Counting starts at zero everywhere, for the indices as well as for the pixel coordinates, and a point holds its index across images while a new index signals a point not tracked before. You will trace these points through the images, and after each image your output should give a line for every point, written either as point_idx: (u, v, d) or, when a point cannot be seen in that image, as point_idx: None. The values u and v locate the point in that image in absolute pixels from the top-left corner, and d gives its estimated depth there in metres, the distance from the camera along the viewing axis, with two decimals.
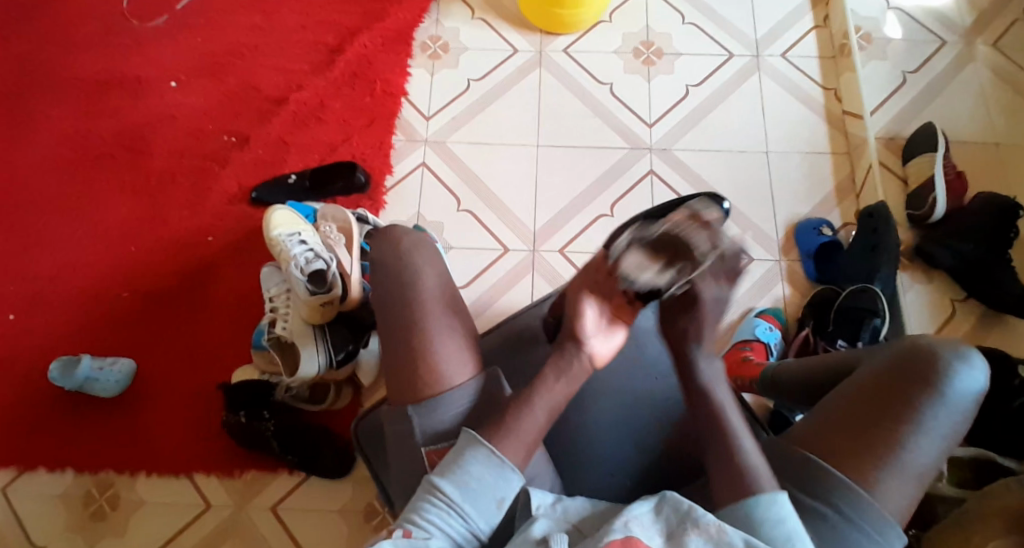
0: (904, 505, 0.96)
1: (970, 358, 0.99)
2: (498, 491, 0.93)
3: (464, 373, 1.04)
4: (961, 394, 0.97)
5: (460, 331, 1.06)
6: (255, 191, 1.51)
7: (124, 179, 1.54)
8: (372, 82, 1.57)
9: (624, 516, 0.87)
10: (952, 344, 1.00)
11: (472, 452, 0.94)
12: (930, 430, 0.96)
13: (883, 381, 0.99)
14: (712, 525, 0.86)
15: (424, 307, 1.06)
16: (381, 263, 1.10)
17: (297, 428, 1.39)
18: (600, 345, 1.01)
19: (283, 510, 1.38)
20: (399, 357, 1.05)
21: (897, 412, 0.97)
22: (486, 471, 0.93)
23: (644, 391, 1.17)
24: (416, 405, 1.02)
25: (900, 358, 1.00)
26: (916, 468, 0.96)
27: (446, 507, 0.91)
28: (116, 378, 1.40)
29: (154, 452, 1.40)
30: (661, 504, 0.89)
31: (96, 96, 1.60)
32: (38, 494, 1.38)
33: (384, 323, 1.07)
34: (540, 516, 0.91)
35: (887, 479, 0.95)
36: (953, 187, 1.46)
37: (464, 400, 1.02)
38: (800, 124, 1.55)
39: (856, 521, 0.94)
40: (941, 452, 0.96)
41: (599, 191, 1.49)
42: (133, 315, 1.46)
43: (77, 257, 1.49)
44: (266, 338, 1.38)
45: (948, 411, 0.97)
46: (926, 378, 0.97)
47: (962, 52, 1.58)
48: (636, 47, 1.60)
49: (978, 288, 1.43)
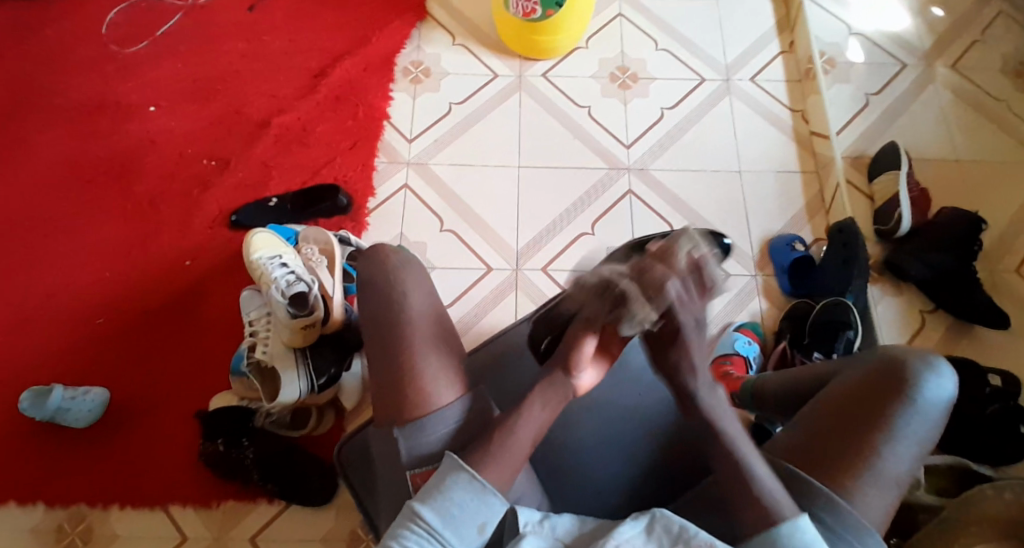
0: (883, 513, 0.97)
1: (938, 369, 1.02)
2: (480, 516, 0.92)
3: (451, 394, 1.03)
4: (932, 402, 1.00)
5: (447, 352, 1.06)
6: (237, 214, 1.49)
7: (98, 204, 1.51)
8: (355, 106, 1.58)
9: (616, 538, 0.89)
10: (920, 354, 1.03)
11: (454, 477, 0.94)
12: (904, 438, 0.99)
13: (858, 393, 1.02)
14: (704, 544, 0.89)
15: (414, 325, 1.06)
16: (370, 282, 1.10)
17: (274, 454, 1.35)
18: (586, 377, 0.99)
19: (263, 539, 1.34)
20: (385, 377, 1.04)
21: (873, 423, 0.99)
22: (468, 496, 0.93)
23: (630, 404, 1.16)
24: (402, 427, 1.01)
25: (872, 370, 1.03)
26: (894, 476, 0.98)
27: (426, 535, 0.91)
28: (91, 406, 1.35)
29: (130, 483, 1.35)
30: (653, 523, 0.91)
31: (71, 120, 1.57)
32: (7, 529, 1.32)
33: (371, 342, 1.07)
34: (528, 534, 0.91)
35: (865, 489, 0.97)
36: (917, 202, 1.51)
37: (451, 421, 1.01)
38: (773, 145, 1.60)
39: (839, 530, 0.95)
40: (916, 459, 0.99)
41: (580, 210, 1.51)
42: (109, 342, 1.42)
43: (49, 283, 1.45)
44: (246, 362, 1.36)
45: (920, 418, 1.00)
46: (898, 389, 1.01)
47: (922, 74, 1.65)
48: (612, 71, 1.64)
49: (948, 299, 1.47)
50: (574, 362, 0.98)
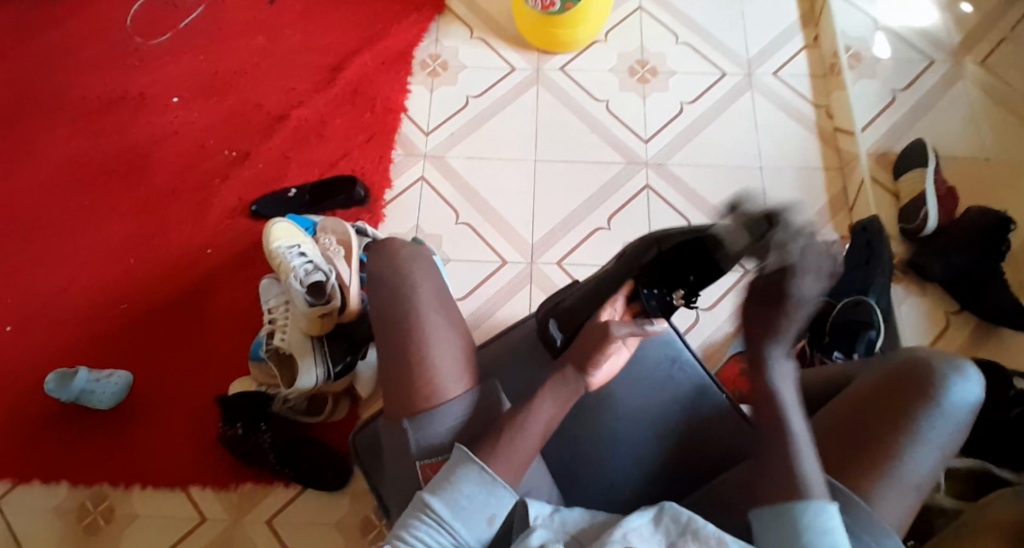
0: (902, 517, 0.96)
1: (965, 372, 1.01)
2: (489, 508, 0.94)
3: (458, 388, 1.04)
4: (958, 405, 0.99)
5: (457, 344, 1.07)
6: (256, 205, 1.52)
7: (125, 194, 1.55)
8: (372, 99, 1.60)
9: (624, 528, 0.89)
10: (946, 356, 1.02)
11: (464, 469, 0.95)
12: (929, 441, 0.97)
13: (881, 394, 1.00)
14: (711, 536, 0.89)
15: (422, 319, 1.07)
16: (379, 278, 1.12)
17: (293, 442, 1.39)
18: (603, 371, 1.00)
19: (278, 523, 1.37)
20: (393, 369, 1.05)
21: (894, 424, 0.98)
22: (477, 488, 0.94)
23: (636, 404, 1.15)
24: (411, 418, 1.02)
25: (899, 371, 1.02)
26: (914, 479, 0.97)
27: (436, 526, 0.93)
28: (113, 390, 1.40)
29: (150, 465, 1.39)
30: (660, 514, 0.92)
31: (99, 112, 1.62)
32: (33, 508, 1.37)
33: (380, 333, 1.08)
34: (538, 527, 0.92)
35: (886, 491, 0.96)
36: (943, 201, 1.48)
37: (458, 414, 1.02)
38: (794, 141, 1.58)
39: (860, 533, 0.94)
40: (937, 463, 0.98)
41: (596, 205, 1.51)
42: (132, 328, 1.46)
43: (77, 270, 1.50)
44: (265, 349, 1.38)
45: (945, 421, 0.98)
46: (921, 391, 0.99)
47: (950, 70, 1.62)
48: (631, 65, 1.64)
49: (972, 300, 1.44)
50: (592, 362, 0.98)
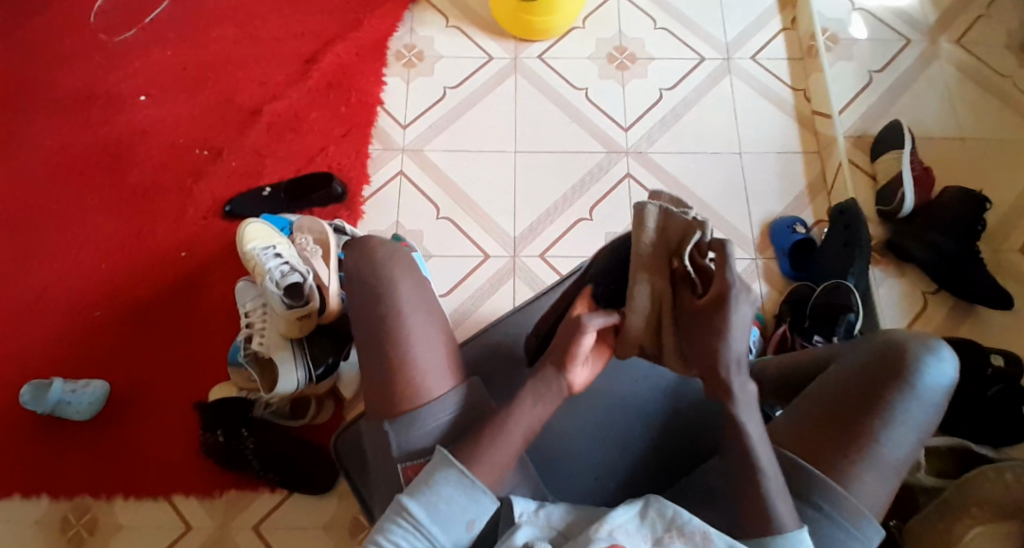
0: (880, 500, 0.97)
1: (940, 353, 1.01)
2: (468, 513, 0.91)
3: (443, 386, 1.01)
4: (932, 387, 0.99)
5: (442, 343, 1.04)
6: (231, 204, 1.48)
7: (94, 196, 1.50)
8: (347, 92, 1.56)
9: (609, 524, 0.88)
10: (921, 338, 1.02)
11: (443, 473, 0.92)
12: (905, 423, 0.98)
13: (860, 378, 1.01)
14: (697, 531, 0.88)
15: (404, 319, 1.04)
16: (358, 277, 1.07)
17: (276, 446, 1.36)
18: (581, 374, 0.96)
19: (265, 528, 1.35)
20: (377, 372, 1.03)
21: (874, 408, 0.98)
22: (456, 492, 0.91)
23: (619, 395, 1.15)
24: (392, 420, 0.99)
25: (871, 355, 1.02)
26: (892, 463, 0.98)
27: (414, 530, 0.90)
28: (91, 399, 1.36)
29: (133, 474, 1.36)
30: (646, 508, 0.90)
31: (63, 111, 1.56)
32: (13, 521, 1.33)
33: (363, 337, 1.05)
34: (523, 524, 0.90)
35: (864, 474, 0.96)
36: (921, 181, 1.48)
37: (440, 415, 1.00)
38: (774, 126, 1.57)
39: (838, 519, 0.95)
40: (915, 445, 0.98)
41: (578, 195, 1.49)
42: (107, 335, 1.42)
43: (47, 276, 1.45)
44: (243, 354, 1.35)
45: (920, 404, 0.99)
46: (898, 373, 1.00)
47: (926, 50, 1.62)
48: (610, 52, 1.61)
49: (949, 281, 1.45)
50: (571, 355, 0.94)
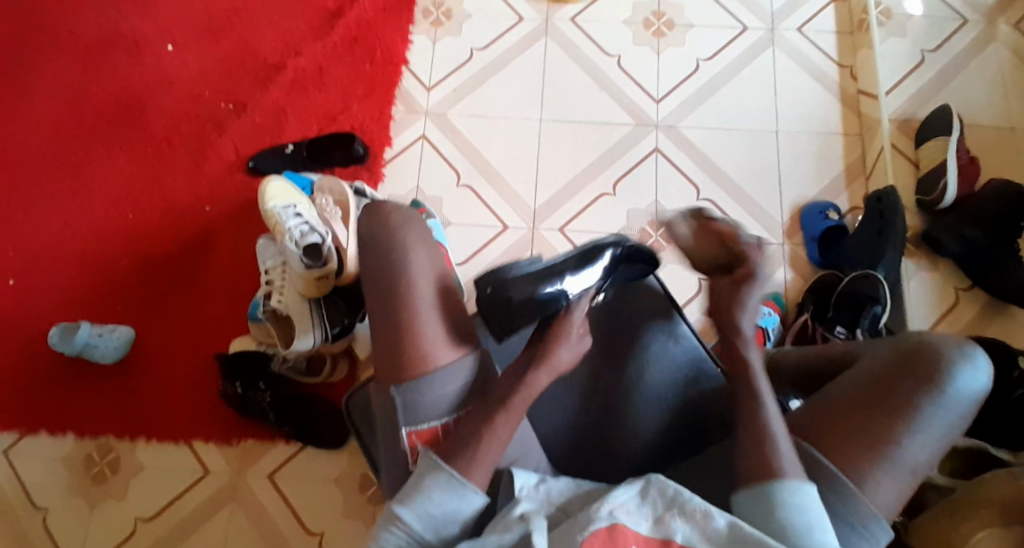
0: (894, 502, 0.91)
1: (974, 357, 0.94)
2: (460, 513, 0.88)
3: (452, 353, 0.97)
4: (965, 395, 0.92)
5: (448, 308, 0.99)
6: (253, 160, 1.49)
7: (123, 143, 1.52)
8: (371, 50, 1.55)
9: (610, 503, 0.83)
10: (956, 341, 0.95)
11: (432, 477, 0.89)
12: (930, 427, 0.91)
13: (889, 374, 0.93)
14: (698, 509, 0.83)
15: (413, 284, 0.98)
16: (370, 237, 1.02)
17: (294, 401, 1.39)
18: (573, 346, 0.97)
19: (280, 477, 1.38)
20: (385, 335, 0.98)
21: (897, 407, 0.91)
22: (446, 496, 0.88)
23: (636, 375, 1.05)
24: (399, 385, 0.95)
25: (905, 353, 0.94)
26: (910, 466, 0.91)
27: (406, 537, 0.88)
28: (115, 345, 1.40)
29: (153, 419, 1.41)
30: (647, 487, 0.85)
31: (96, 57, 1.58)
32: (40, 456, 1.40)
33: (369, 293, 1.00)
34: (522, 498, 0.88)
35: (878, 475, 0.90)
36: (965, 171, 1.41)
37: (449, 384, 0.96)
38: (814, 103, 1.51)
39: (846, 519, 0.89)
40: (937, 450, 0.91)
41: (601, 170, 1.46)
42: (129, 282, 1.45)
43: (77, 220, 1.49)
44: (262, 310, 1.37)
45: (949, 410, 0.91)
46: (927, 377, 0.92)
47: (983, 32, 1.53)
48: (647, 17, 1.56)
49: (984, 277, 1.39)
50: (563, 330, 0.97)
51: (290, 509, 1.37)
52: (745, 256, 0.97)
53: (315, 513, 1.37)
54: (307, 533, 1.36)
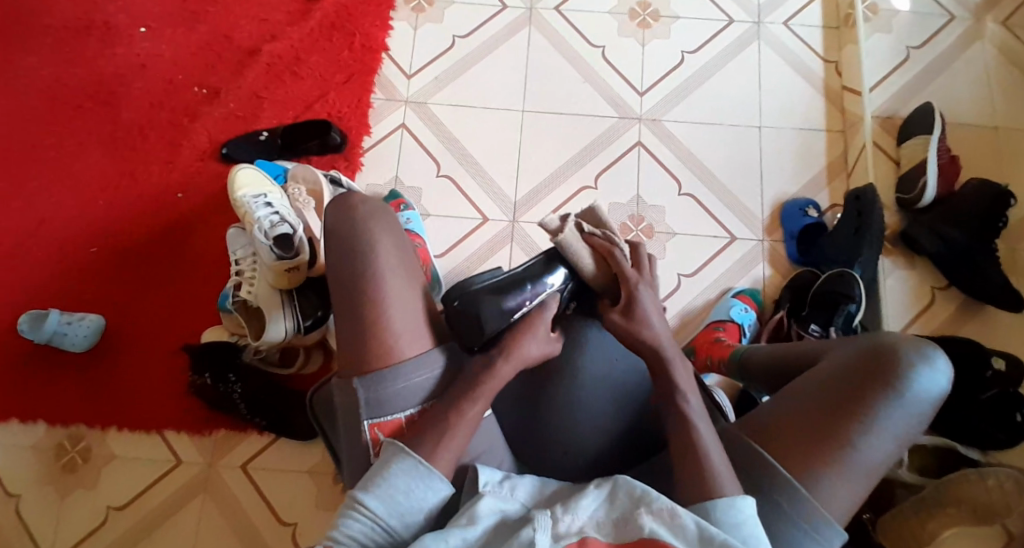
0: (848, 504, 0.90)
1: (933, 359, 0.94)
2: (424, 501, 0.86)
3: (418, 347, 0.94)
4: (920, 395, 0.92)
5: (415, 300, 0.96)
6: (226, 147, 1.46)
7: (95, 127, 1.49)
8: (350, 36, 1.52)
9: (578, 519, 0.81)
10: (916, 343, 0.94)
11: (398, 463, 0.87)
12: (885, 429, 0.90)
13: (847, 377, 0.93)
14: (664, 508, 0.80)
15: (381, 275, 0.95)
16: (335, 227, 0.98)
17: (266, 392, 1.36)
18: (544, 344, 0.96)
19: (253, 469, 1.37)
20: (350, 329, 0.94)
21: (852, 409, 0.91)
22: (412, 483, 0.86)
23: (598, 373, 1.03)
24: (363, 378, 0.91)
25: (865, 355, 0.94)
26: (865, 467, 0.90)
27: (370, 522, 0.85)
28: (85, 333, 1.37)
29: (124, 408, 1.38)
30: (614, 490, 0.83)
31: (68, 39, 1.54)
32: (10, 444, 1.37)
33: (334, 284, 0.97)
34: (486, 494, 0.84)
35: (831, 476, 0.89)
36: (945, 170, 1.40)
37: (416, 376, 0.93)
38: (798, 98, 1.50)
39: (800, 522, 0.89)
40: (892, 452, 0.91)
41: (584, 161, 1.45)
42: (101, 270, 1.43)
43: (47, 206, 1.45)
44: (231, 302, 1.34)
45: (905, 410, 0.91)
46: (884, 380, 0.92)
47: (969, 29, 1.52)
48: (632, 8, 1.55)
49: (963, 279, 1.38)
50: (537, 322, 0.95)
51: (262, 501, 1.35)
52: (624, 275, 0.97)
53: (288, 505, 1.35)
54: (280, 525, 1.34)
